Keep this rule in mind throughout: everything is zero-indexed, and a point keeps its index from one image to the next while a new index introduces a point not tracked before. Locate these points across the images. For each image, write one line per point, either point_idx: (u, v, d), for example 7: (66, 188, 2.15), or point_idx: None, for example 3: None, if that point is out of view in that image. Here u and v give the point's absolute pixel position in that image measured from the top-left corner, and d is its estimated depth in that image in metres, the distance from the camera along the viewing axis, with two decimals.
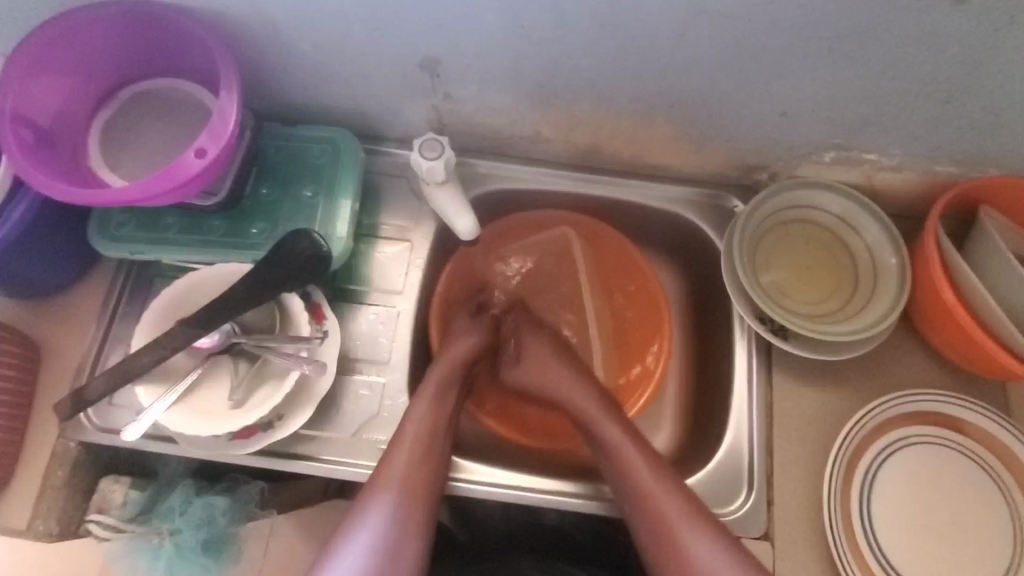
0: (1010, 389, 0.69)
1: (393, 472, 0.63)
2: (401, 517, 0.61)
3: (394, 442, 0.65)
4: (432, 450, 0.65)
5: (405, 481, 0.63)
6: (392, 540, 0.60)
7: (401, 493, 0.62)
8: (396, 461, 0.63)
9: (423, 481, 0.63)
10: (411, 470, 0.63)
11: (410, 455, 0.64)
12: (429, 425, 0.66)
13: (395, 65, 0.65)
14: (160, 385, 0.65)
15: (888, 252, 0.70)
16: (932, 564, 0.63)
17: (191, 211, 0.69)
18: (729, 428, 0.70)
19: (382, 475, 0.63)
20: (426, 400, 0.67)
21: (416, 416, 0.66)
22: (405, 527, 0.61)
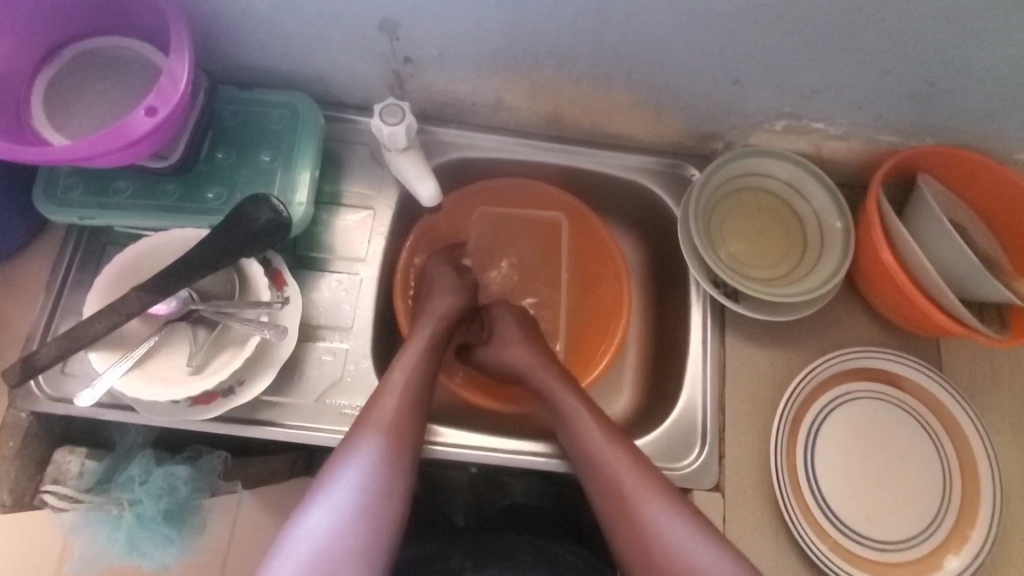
0: (942, 345, 0.74)
1: (382, 415, 0.63)
2: (387, 459, 0.61)
3: (379, 390, 0.65)
4: (416, 399, 0.66)
5: (393, 424, 0.63)
6: (378, 481, 0.60)
7: (390, 437, 0.62)
8: (383, 406, 0.64)
9: (409, 428, 0.64)
10: (399, 413, 0.64)
11: (398, 399, 0.65)
12: (417, 375, 0.67)
13: (354, 26, 0.64)
14: (115, 352, 0.63)
15: (833, 216, 0.73)
16: (870, 510, 0.68)
17: (143, 176, 0.68)
18: (684, 388, 0.73)
19: (369, 419, 0.63)
20: (413, 352, 0.69)
21: (403, 370, 0.67)
22: (393, 469, 0.61)
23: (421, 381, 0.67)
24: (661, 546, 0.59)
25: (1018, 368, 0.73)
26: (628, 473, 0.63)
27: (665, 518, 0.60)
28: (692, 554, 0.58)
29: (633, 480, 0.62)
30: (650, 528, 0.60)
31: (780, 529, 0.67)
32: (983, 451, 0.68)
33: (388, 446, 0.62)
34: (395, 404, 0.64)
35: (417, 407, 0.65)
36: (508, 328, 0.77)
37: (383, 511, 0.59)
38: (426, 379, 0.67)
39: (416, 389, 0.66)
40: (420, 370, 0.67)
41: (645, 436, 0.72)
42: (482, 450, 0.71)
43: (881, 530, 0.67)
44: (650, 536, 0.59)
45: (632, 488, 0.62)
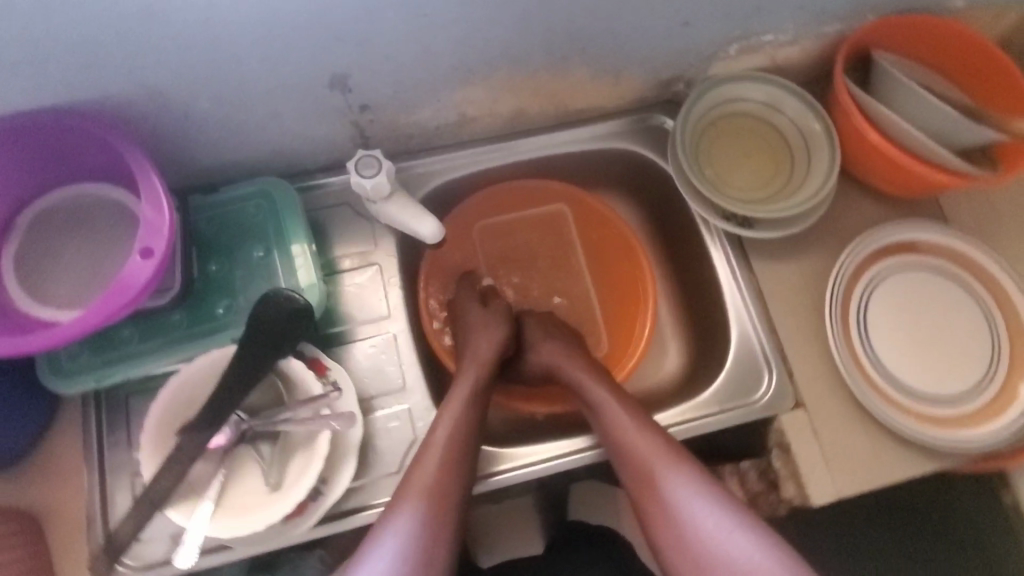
0: (942, 200, 0.77)
1: (423, 478, 0.60)
2: (429, 524, 0.58)
3: (422, 450, 0.63)
4: (461, 454, 0.63)
5: (433, 487, 0.60)
6: (419, 553, 0.56)
7: (431, 502, 0.59)
8: (425, 469, 0.61)
9: (454, 489, 0.61)
10: (440, 477, 0.61)
11: (438, 461, 0.62)
12: (458, 429, 0.64)
13: (303, 93, 0.62)
14: (191, 500, 0.61)
15: (810, 118, 0.75)
16: (934, 373, 0.72)
17: (148, 316, 0.65)
18: (732, 325, 0.75)
19: (412, 483, 0.60)
20: (453, 407, 0.66)
21: (445, 429, 0.64)
22: (433, 537, 0.57)
23: (464, 431, 0.65)
24: (699, 540, 0.58)
25: (1014, 197, 0.77)
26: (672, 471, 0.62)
27: (704, 509, 0.59)
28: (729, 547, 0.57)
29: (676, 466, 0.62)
30: (692, 517, 0.60)
31: (865, 420, 0.70)
32: (1011, 282, 0.73)
33: (427, 512, 0.58)
34: (435, 465, 0.61)
35: (459, 465, 0.62)
36: (548, 337, 0.76)
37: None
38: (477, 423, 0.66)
39: (461, 438, 0.64)
40: (460, 422, 0.65)
41: (714, 382, 0.75)
42: (549, 459, 0.72)
43: (948, 386, 0.71)
44: (691, 528, 0.59)
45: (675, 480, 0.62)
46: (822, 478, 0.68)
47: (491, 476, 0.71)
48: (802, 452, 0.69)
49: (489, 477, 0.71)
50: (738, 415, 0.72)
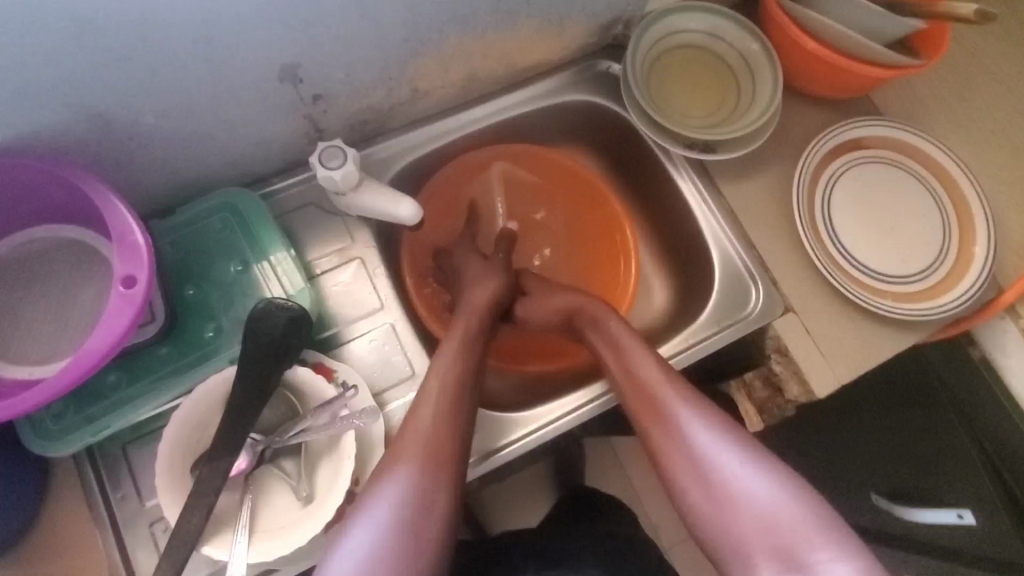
0: (875, 97, 0.83)
1: (418, 437, 0.59)
2: (422, 478, 0.57)
3: (418, 397, 0.62)
4: (457, 404, 0.62)
5: (426, 446, 0.58)
6: (416, 509, 0.56)
7: (425, 457, 0.58)
8: (417, 431, 0.60)
9: (450, 444, 0.59)
10: (435, 430, 0.59)
11: (430, 421, 0.60)
12: (453, 379, 0.63)
13: (252, 91, 0.58)
14: (223, 533, 0.58)
15: (749, 40, 0.77)
16: (898, 255, 0.77)
17: (130, 358, 0.61)
18: (712, 250, 0.78)
19: (405, 439, 0.59)
20: (447, 355, 0.65)
21: (439, 375, 0.63)
22: (427, 492, 0.56)
23: (457, 384, 0.63)
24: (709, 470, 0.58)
25: (938, 82, 0.83)
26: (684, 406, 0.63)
27: (712, 442, 0.60)
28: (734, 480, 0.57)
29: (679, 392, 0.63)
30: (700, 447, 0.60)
31: (850, 310, 0.74)
32: (949, 160, 0.79)
33: (420, 470, 0.57)
34: (427, 426, 0.60)
35: (451, 423, 0.61)
36: (549, 292, 0.76)
37: (423, 542, 0.55)
38: (472, 377, 0.65)
39: (456, 396, 0.62)
40: (449, 381, 0.63)
41: (707, 306, 0.78)
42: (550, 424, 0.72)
43: (912, 265, 0.77)
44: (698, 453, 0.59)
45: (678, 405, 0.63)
46: (821, 371, 0.73)
47: (496, 452, 0.70)
48: (799, 352, 0.73)
49: (490, 456, 0.70)
50: (736, 331, 0.75)
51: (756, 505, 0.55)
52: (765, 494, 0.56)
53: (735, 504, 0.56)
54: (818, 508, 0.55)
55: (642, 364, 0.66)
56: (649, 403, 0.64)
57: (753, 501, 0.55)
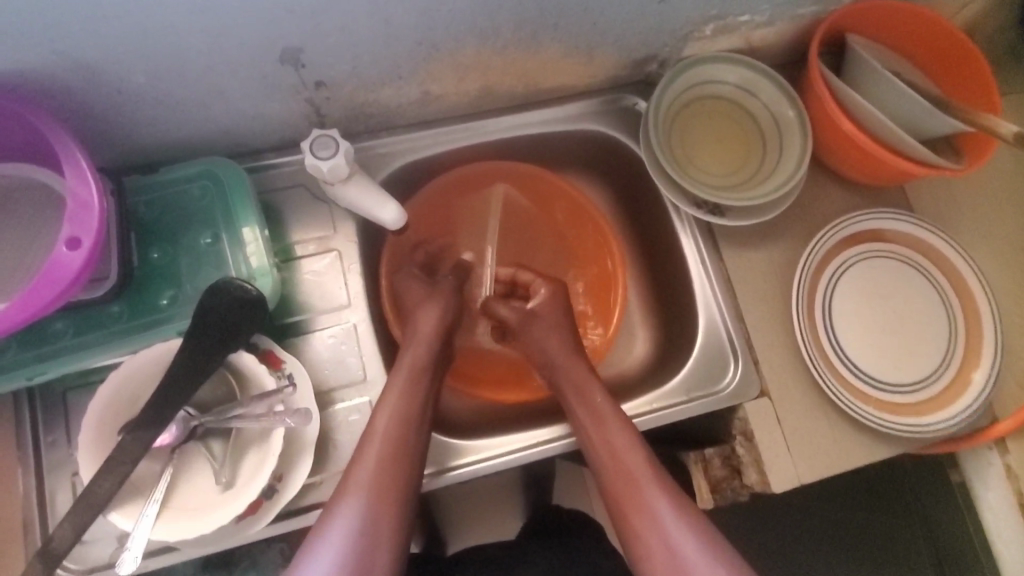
0: (907, 190, 0.78)
1: (364, 477, 0.58)
2: (372, 521, 0.56)
3: (364, 438, 0.61)
4: (405, 447, 0.60)
5: (373, 484, 0.58)
6: (361, 549, 0.55)
7: (371, 501, 0.57)
8: (364, 468, 0.58)
9: (394, 493, 0.58)
10: (378, 476, 0.58)
11: (376, 462, 0.59)
12: (402, 419, 0.62)
13: (250, 68, 0.57)
14: (134, 503, 0.58)
15: (785, 105, 0.73)
16: (895, 361, 0.72)
17: (80, 309, 0.60)
18: (700, 314, 0.75)
19: (353, 478, 0.58)
20: (398, 386, 0.64)
21: (384, 415, 0.61)
22: (375, 536, 0.56)
23: (405, 423, 0.62)
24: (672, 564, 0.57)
25: (977, 186, 0.77)
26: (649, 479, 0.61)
27: (674, 524, 0.59)
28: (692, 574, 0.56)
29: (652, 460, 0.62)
30: (666, 534, 0.58)
31: (828, 408, 0.71)
32: (970, 272, 0.74)
33: (368, 512, 0.57)
34: (373, 465, 0.59)
35: (399, 458, 0.60)
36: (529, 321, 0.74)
37: None
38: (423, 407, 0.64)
39: (403, 427, 0.61)
40: (403, 411, 0.62)
41: (681, 370, 0.75)
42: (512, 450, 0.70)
43: (907, 375, 0.72)
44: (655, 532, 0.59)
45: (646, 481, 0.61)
46: (783, 465, 0.69)
47: (449, 471, 0.69)
48: (765, 439, 0.70)
49: (445, 473, 0.69)
50: (704, 404, 0.72)
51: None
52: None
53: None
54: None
55: (617, 427, 0.65)
56: (627, 470, 0.62)
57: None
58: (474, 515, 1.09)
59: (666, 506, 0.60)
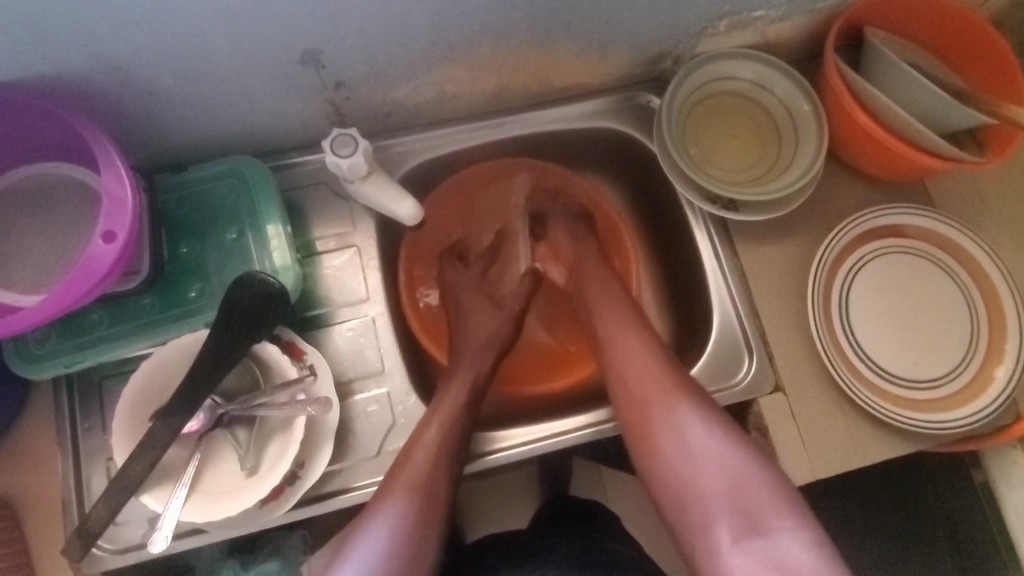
0: (929, 184, 0.77)
1: (408, 478, 0.60)
2: (409, 524, 0.58)
3: (414, 438, 0.63)
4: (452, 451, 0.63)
5: (417, 485, 0.60)
6: (401, 545, 0.57)
7: (415, 503, 0.59)
8: (407, 474, 0.60)
9: (436, 493, 0.60)
10: (424, 477, 0.60)
11: (426, 458, 0.61)
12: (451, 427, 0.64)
13: (273, 69, 0.59)
14: (164, 487, 0.61)
15: (800, 99, 0.73)
16: (915, 357, 0.71)
17: (114, 301, 0.63)
18: (714, 310, 0.75)
19: (400, 476, 0.60)
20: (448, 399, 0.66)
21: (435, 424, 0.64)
22: (416, 535, 0.58)
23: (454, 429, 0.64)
24: (671, 436, 0.60)
25: (1002, 179, 0.76)
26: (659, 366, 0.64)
27: (680, 402, 0.61)
28: (694, 448, 0.58)
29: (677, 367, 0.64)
30: (668, 407, 0.61)
31: (845, 405, 0.70)
32: (993, 267, 0.72)
33: (412, 512, 0.58)
34: (425, 459, 0.61)
35: (449, 456, 0.63)
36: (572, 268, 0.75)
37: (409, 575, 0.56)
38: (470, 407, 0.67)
39: (454, 427, 0.64)
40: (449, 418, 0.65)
41: (694, 366, 0.75)
42: (547, 436, 0.71)
43: (927, 371, 0.71)
44: (661, 403, 0.62)
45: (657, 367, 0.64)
46: (798, 461, 0.69)
47: (484, 456, 0.71)
48: (779, 435, 0.69)
49: (480, 458, 0.71)
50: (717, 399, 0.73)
51: (714, 468, 0.57)
52: (717, 454, 0.57)
53: (694, 463, 0.58)
54: (768, 474, 0.56)
55: (643, 348, 0.66)
56: (652, 381, 0.63)
57: (709, 463, 0.57)
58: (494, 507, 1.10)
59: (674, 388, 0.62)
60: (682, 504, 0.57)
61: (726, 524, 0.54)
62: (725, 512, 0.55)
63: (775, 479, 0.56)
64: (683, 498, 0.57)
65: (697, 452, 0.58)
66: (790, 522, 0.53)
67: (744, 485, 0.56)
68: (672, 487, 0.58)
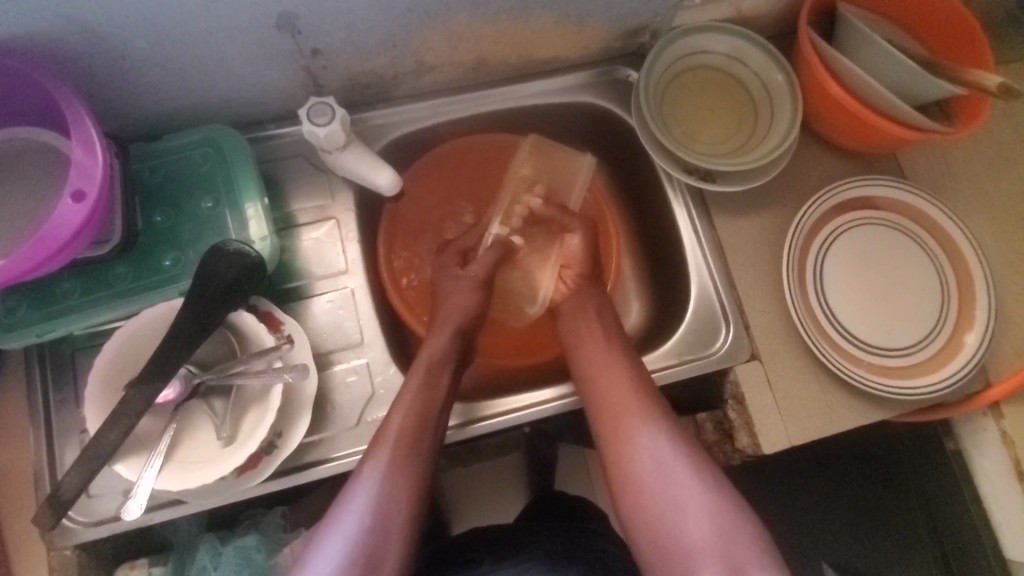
0: (900, 156, 0.78)
1: (391, 434, 0.61)
2: (385, 510, 0.58)
3: (377, 437, 0.62)
4: (419, 439, 0.62)
5: (392, 471, 0.59)
6: (382, 513, 0.58)
7: (389, 486, 0.59)
8: (390, 432, 0.61)
9: (413, 473, 0.60)
10: (397, 463, 0.60)
11: (404, 416, 0.62)
12: (416, 419, 0.62)
13: (248, 34, 0.59)
14: (139, 456, 0.60)
15: (774, 70, 0.74)
16: (887, 325, 0.73)
17: (85, 269, 0.63)
18: (692, 280, 0.76)
19: (377, 452, 0.60)
20: (411, 393, 0.64)
21: (399, 418, 0.62)
22: (398, 497, 0.59)
23: (418, 417, 0.63)
24: (653, 493, 0.61)
25: (971, 151, 0.78)
26: (630, 391, 0.66)
27: (661, 444, 0.63)
28: (681, 492, 0.61)
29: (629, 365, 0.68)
30: (646, 447, 0.63)
31: (820, 373, 0.71)
32: (961, 236, 0.74)
33: (395, 474, 0.59)
34: (405, 422, 0.62)
35: (435, 424, 0.63)
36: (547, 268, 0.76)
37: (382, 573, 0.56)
38: (443, 376, 0.67)
39: (425, 420, 0.63)
40: (418, 410, 0.63)
41: (673, 336, 0.76)
42: (531, 405, 0.72)
43: (900, 338, 0.72)
44: (641, 441, 0.63)
45: (624, 392, 0.66)
46: (774, 428, 0.69)
47: (459, 427, 0.71)
48: (755, 403, 0.70)
49: (456, 428, 0.71)
50: (696, 366, 0.73)
51: (708, 520, 0.59)
52: (709, 505, 0.59)
53: (682, 513, 0.59)
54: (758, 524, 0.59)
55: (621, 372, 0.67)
56: (622, 403, 0.65)
57: (701, 515, 0.59)
58: (476, 492, 1.11)
59: (641, 410, 0.65)
60: (668, 552, 0.59)
61: (708, 565, 0.57)
62: (709, 557, 0.57)
63: (755, 538, 0.58)
64: (671, 546, 0.59)
65: (683, 498, 0.60)
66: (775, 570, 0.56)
67: (734, 536, 0.58)
68: (656, 528, 0.60)
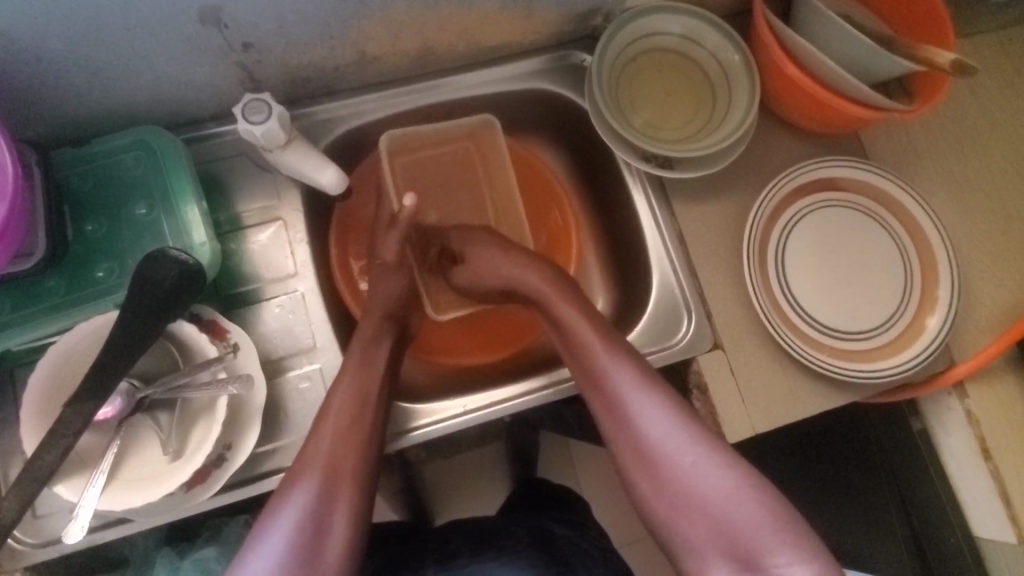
0: (862, 135, 0.77)
1: (330, 416, 0.59)
2: (326, 501, 0.56)
3: (319, 417, 0.60)
4: (360, 419, 0.60)
5: (329, 460, 0.57)
6: (319, 508, 0.55)
7: (328, 475, 0.57)
8: (330, 417, 0.59)
9: (353, 463, 0.58)
10: (332, 447, 0.58)
11: (345, 395, 0.60)
12: (355, 399, 0.61)
13: (171, 30, 0.55)
14: (81, 476, 0.58)
15: (730, 50, 0.72)
16: (846, 307, 0.72)
17: (15, 284, 0.60)
18: (653, 271, 0.75)
19: (310, 457, 0.58)
20: (349, 374, 0.62)
21: (339, 395, 0.61)
22: (341, 489, 0.57)
23: (360, 405, 0.61)
24: (661, 481, 0.56)
25: (933, 128, 0.76)
26: (631, 384, 0.59)
27: (663, 427, 0.58)
28: (694, 478, 0.55)
29: (603, 351, 0.61)
30: (646, 433, 0.58)
31: (783, 359, 0.70)
32: (922, 213, 0.73)
33: (331, 470, 0.57)
34: (344, 406, 0.60)
35: (376, 405, 0.62)
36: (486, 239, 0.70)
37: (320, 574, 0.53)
38: (384, 363, 0.64)
39: (364, 405, 0.61)
40: (358, 391, 0.61)
41: (637, 326, 0.75)
42: (491, 404, 0.70)
43: (860, 321, 0.71)
44: (639, 430, 0.58)
45: (625, 384, 0.60)
46: (738, 416, 0.68)
47: (412, 430, 0.69)
48: (720, 392, 0.69)
49: (413, 431, 0.69)
50: (657, 357, 0.73)
51: (713, 507, 0.54)
52: (716, 492, 0.54)
53: (687, 507, 0.55)
54: (773, 505, 0.54)
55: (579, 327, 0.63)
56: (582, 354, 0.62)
57: (710, 505, 0.54)
58: (457, 486, 1.10)
59: (635, 391, 0.59)
60: (675, 551, 0.55)
61: (724, 563, 0.52)
62: (716, 550, 0.53)
63: (778, 522, 0.52)
64: (677, 542, 0.55)
65: (699, 487, 0.55)
66: (793, 557, 0.51)
67: (744, 524, 0.53)
68: (673, 525, 0.55)
